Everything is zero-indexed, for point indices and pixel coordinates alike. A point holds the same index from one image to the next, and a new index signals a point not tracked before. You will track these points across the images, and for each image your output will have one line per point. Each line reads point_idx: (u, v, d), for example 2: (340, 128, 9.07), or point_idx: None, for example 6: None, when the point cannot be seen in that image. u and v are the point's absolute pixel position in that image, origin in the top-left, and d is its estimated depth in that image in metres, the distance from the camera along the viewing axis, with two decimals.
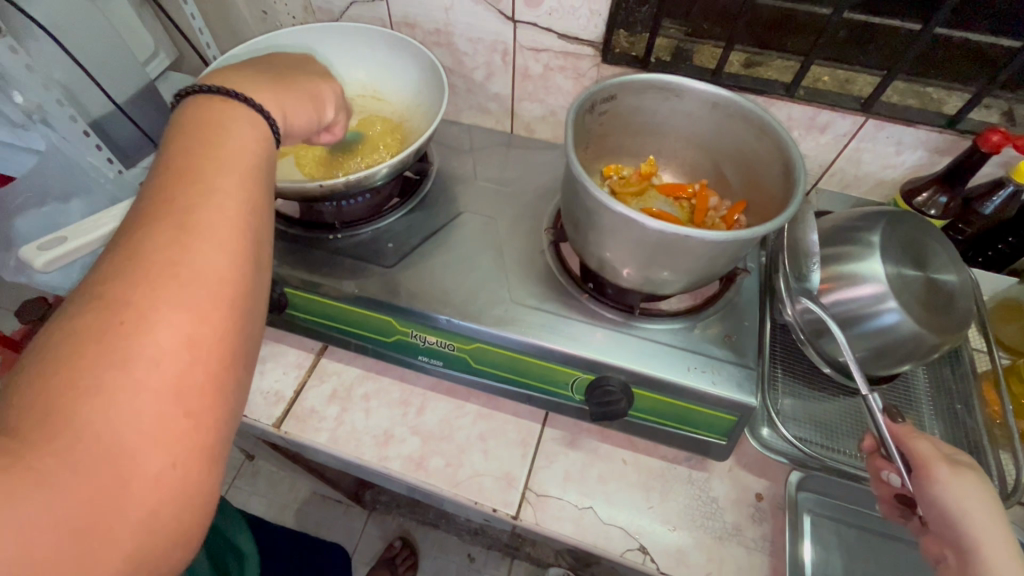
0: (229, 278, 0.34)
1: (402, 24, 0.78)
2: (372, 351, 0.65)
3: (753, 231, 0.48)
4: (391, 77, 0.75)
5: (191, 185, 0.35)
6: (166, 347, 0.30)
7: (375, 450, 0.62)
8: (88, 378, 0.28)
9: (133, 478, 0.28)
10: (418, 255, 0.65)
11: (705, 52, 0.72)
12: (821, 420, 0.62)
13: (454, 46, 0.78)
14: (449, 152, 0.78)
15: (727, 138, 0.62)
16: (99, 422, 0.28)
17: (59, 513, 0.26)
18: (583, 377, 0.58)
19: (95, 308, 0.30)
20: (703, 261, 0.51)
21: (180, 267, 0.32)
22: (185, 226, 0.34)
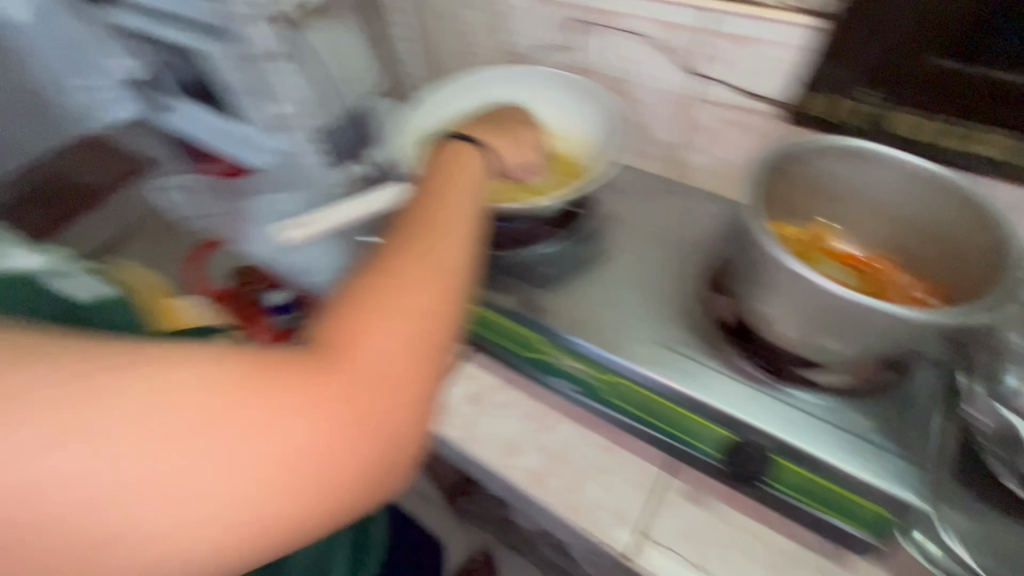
0: (455, 272, 0.44)
1: (585, 71, 0.85)
2: (512, 362, 0.70)
3: (949, 314, 0.44)
4: (565, 117, 0.81)
5: (441, 207, 0.50)
6: (420, 305, 0.40)
7: (501, 456, 0.65)
8: (371, 315, 0.39)
9: (383, 400, 0.37)
10: (570, 283, 0.69)
11: (905, 120, 0.65)
12: (1006, 551, 0.51)
13: (630, 94, 0.82)
14: (609, 190, 0.82)
15: (924, 213, 0.57)
16: (373, 354, 0.38)
17: (336, 410, 0.35)
18: (723, 434, 0.57)
19: (376, 272, 0.41)
20: (882, 338, 0.48)
21: (431, 253, 0.44)
22: (434, 230, 0.46)
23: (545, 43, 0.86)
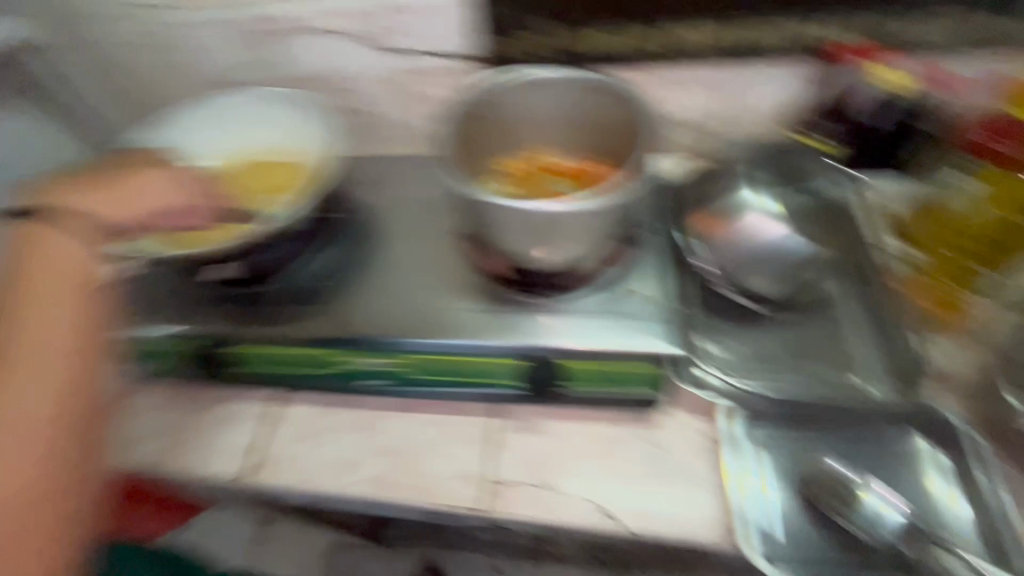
0: (71, 374, 0.50)
1: (296, 79, 0.83)
2: (321, 385, 0.69)
3: (617, 194, 0.56)
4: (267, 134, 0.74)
5: (34, 303, 0.52)
6: (14, 430, 0.47)
7: (342, 476, 0.64)
8: None
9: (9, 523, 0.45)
10: (356, 287, 0.70)
11: (561, 33, 0.73)
12: (749, 354, 0.67)
13: (347, 87, 0.83)
14: (365, 185, 0.83)
15: (591, 107, 0.65)
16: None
17: None
18: (516, 362, 0.63)
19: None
20: (586, 235, 0.60)
21: (33, 367, 0.49)
22: (34, 331, 0.51)
23: (238, 64, 0.81)
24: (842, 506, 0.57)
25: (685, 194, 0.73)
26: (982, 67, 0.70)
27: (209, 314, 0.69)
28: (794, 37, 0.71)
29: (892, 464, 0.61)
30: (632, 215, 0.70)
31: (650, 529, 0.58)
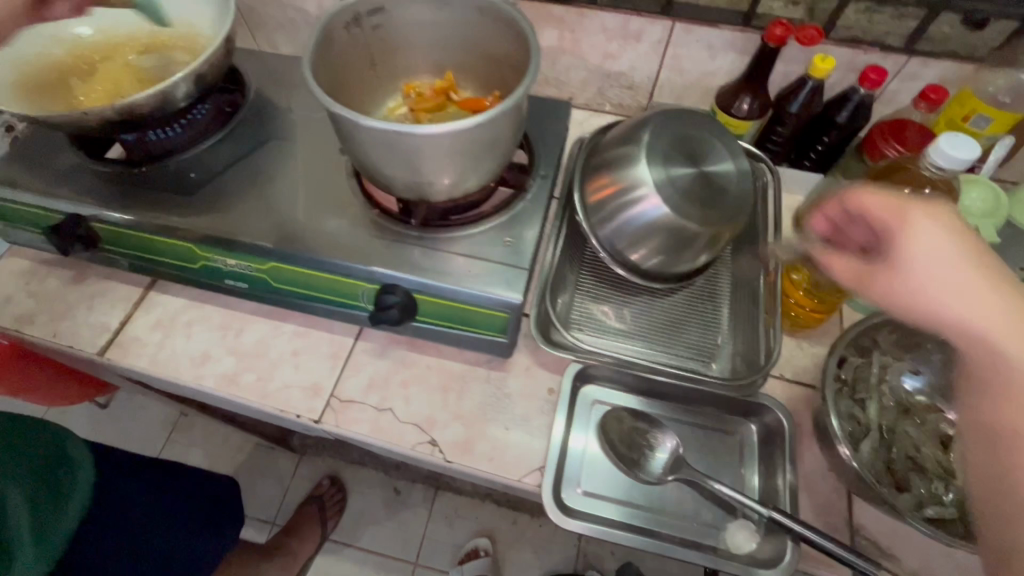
0: None
1: None
2: (187, 277, 0.68)
3: (469, 121, 0.50)
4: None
5: None
6: None
7: (191, 369, 0.65)
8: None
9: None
10: (222, 178, 0.67)
11: None
12: (612, 321, 0.69)
13: None
14: (271, 82, 0.78)
15: (484, 38, 0.62)
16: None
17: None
18: (373, 287, 0.61)
19: None
20: (435, 167, 0.55)
21: None
22: None
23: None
24: (640, 463, 0.59)
25: (591, 147, 0.71)
26: (923, 69, 0.67)
27: (61, 184, 0.66)
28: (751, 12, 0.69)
29: (721, 446, 0.62)
30: (530, 155, 0.69)
31: (471, 466, 0.60)
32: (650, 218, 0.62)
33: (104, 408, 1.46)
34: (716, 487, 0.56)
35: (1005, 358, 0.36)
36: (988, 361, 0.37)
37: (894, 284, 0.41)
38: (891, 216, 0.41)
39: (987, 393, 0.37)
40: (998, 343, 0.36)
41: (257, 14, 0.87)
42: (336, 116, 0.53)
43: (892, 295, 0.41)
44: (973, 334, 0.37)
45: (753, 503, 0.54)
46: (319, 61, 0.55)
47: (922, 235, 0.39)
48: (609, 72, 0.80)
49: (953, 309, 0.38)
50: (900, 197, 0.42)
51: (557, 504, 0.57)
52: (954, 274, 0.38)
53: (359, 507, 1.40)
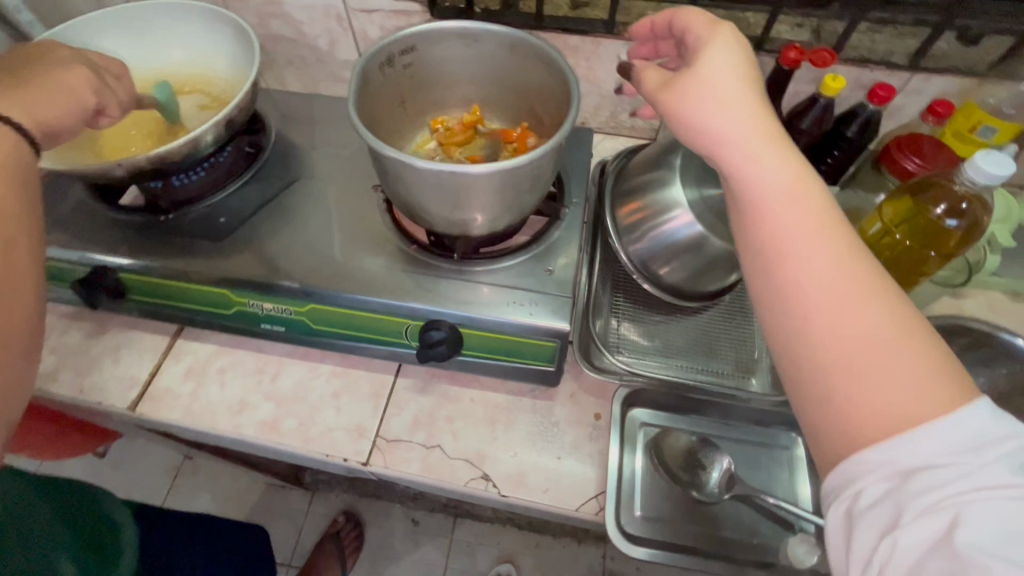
0: None
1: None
2: (217, 323, 0.67)
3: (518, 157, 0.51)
4: (202, 36, 0.73)
5: None
6: None
7: (229, 418, 0.64)
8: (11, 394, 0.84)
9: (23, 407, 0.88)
10: (252, 220, 0.66)
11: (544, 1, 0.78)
12: (649, 341, 0.70)
13: (288, 15, 0.81)
14: (289, 122, 0.78)
15: (514, 73, 0.63)
16: None
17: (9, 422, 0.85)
18: (417, 323, 0.61)
19: None
20: (480, 202, 0.55)
21: None
22: None
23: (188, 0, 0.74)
24: (697, 482, 0.59)
25: (617, 173, 0.73)
26: (927, 84, 0.70)
27: (86, 237, 0.64)
28: (762, 37, 0.72)
29: (770, 459, 0.63)
30: (560, 184, 0.70)
31: (526, 499, 0.59)
32: (686, 240, 0.63)
33: (103, 456, 1.40)
34: (772, 501, 0.57)
35: (748, 175, 0.39)
36: (759, 214, 0.39)
37: (682, 104, 0.42)
38: (703, 38, 0.43)
39: (751, 229, 0.39)
40: (764, 168, 0.39)
41: (267, 52, 0.87)
42: (382, 157, 0.53)
43: (679, 118, 0.42)
44: (733, 160, 0.40)
45: (811, 515, 0.55)
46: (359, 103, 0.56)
47: (716, 60, 0.41)
48: (623, 96, 0.82)
49: (720, 133, 0.40)
50: (713, 25, 0.44)
51: (618, 532, 0.57)
52: (734, 88, 0.40)
53: (377, 541, 1.36)
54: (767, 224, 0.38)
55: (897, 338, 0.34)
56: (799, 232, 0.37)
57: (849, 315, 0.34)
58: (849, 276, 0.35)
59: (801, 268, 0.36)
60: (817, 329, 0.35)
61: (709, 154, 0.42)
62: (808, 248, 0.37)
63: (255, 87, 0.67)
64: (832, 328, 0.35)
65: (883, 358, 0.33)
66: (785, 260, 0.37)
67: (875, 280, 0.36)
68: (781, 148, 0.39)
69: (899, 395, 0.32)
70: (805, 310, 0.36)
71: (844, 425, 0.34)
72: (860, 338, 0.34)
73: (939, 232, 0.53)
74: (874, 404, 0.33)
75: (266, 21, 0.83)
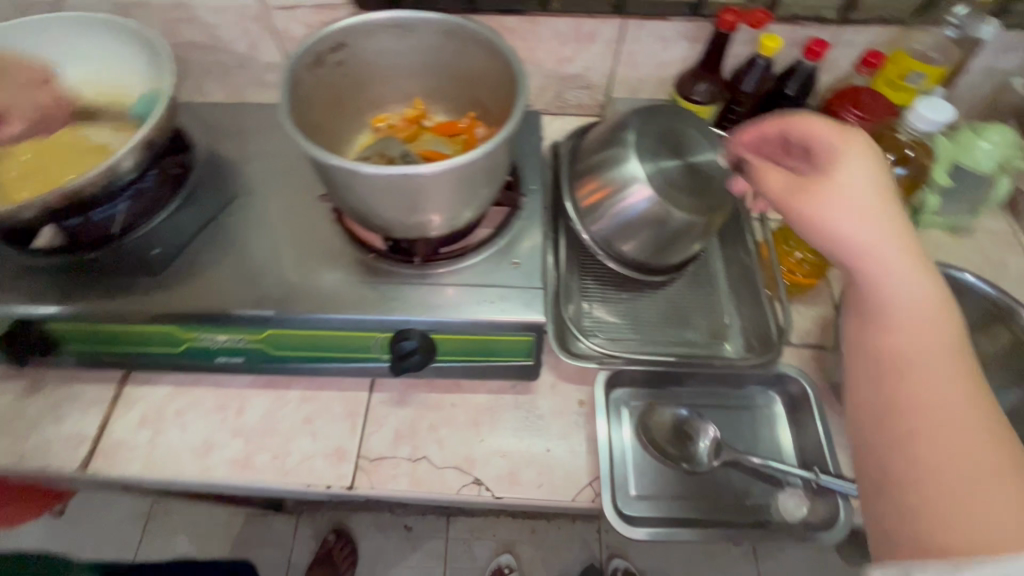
0: None
1: (134, 8, 0.73)
2: (167, 363, 0.62)
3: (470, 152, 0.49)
4: (107, 50, 0.66)
5: None
6: None
7: (195, 462, 0.59)
8: None
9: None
10: (191, 248, 0.61)
11: None
12: (622, 320, 0.69)
13: (200, 20, 0.75)
14: (217, 136, 0.73)
15: (455, 61, 0.60)
16: None
17: None
18: (385, 335, 0.58)
19: None
20: (436, 203, 0.52)
21: None
22: None
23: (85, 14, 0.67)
24: (684, 454, 0.60)
25: (572, 155, 0.71)
26: (857, 36, 0.72)
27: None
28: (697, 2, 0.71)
29: (751, 420, 0.64)
30: (514, 172, 0.68)
31: (522, 497, 0.58)
32: (648, 217, 0.63)
33: (62, 513, 1.31)
34: (760, 463, 0.58)
35: (881, 285, 0.39)
36: (882, 313, 0.39)
37: (808, 197, 0.43)
38: (836, 142, 0.44)
39: (869, 326, 0.40)
40: (902, 280, 0.39)
41: (181, 62, 0.80)
42: (325, 166, 0.49)
43: (805, 214, 0.42)
44: (858, 264, 0.40)
45: (797, 470, 0.57)
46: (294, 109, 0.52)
47: (848, 165, 0.42)
48: (566, 75, 0.81)
49: (852, 234, 0.40)
50: (849, 132, 0.45)
51: (617, 515, 0.57)
52: (870, 195, 0.41)
53: (372, 553, 1.33)
54: (892, 330, 0.39)
55: (1008, 474, 0.32)
56: (923, 350, 0.37)
57: (958, 434, 0.34)
58: (967, 408, 0.35)
59: (921, 379, 0.37)
60: (925, 434, 0.35)
61: (833, 256, 0.42)
62: (935, 369, 0.37)
63: (172, 102, 0.61)
64: (939, 439, 0.34)
65: (983, 486, 0.32)
66: (904, 370, 0.38)
67: (995, 423, 0.35)
68: (918, 262, 0.39)
69: (986, 526, 0.31)
70: (916, 417, 0.36)
71: (916, 529, 0.34)
72: (964, 459, 0.33)
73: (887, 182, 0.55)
74: (960, 523, 0.32)
75: (176, 28, 0.76)
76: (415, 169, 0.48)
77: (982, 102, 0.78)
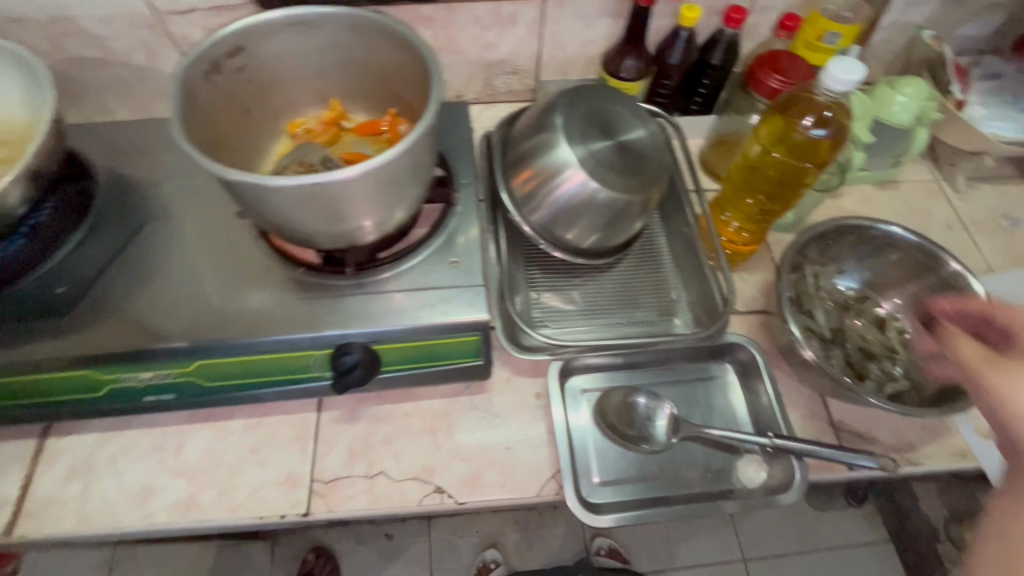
0: None
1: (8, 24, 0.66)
2: (89, 409, 0.57)
3: (385, 153, 0.46)
4: None
5: None
6: None
7: (134, 510, 0.55)
8: None
9: None
10: (100, 283, 0.56)
11: None
12: (570, 307, 0.69)
13: (85, 32, 0.68)
14: (122, 158, 0.67)
15: (367, 57, 0.57)
16: None
17: None
18: (325, 352, 0.55)
19: None
20: (358, 210, 0.50)
21: None
22: None
23: None
24: (642, 436, 0.60)
25: (503, 144, 0.69)
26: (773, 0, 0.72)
27: None
28: None
29: (706, 392, 0.65)
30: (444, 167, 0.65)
31: (485, 500, 0.57)
32: (584, 202, 0.62)
33: None
34: (717, 434, 0.59)
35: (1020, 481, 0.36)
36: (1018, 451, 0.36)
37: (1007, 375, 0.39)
38: None
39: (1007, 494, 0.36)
40: None
41: (72, 80, 0.73)
42: (230, 182, 0.46)
43: (992, 385, 0.39)
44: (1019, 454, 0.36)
45: (752, 437, 0.57)
46: (190, 122, 0.48)
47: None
48: (492, 61, 0.78)
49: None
50: None
51: (582, 505, 0.57)
52: None
53: (355, 567, 1.31)
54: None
55: None
56: None
57: None
58: None
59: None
60: None
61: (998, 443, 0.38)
62: None
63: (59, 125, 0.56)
64: None
65: None
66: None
67: None
68: None
69: None
70: None
71: None
72: None
73: (809, 142, 0.56)
74: None
75: (60, 43, 0.69)
76: (328, 177, 0.45)
77: (897, 56, 0.81)
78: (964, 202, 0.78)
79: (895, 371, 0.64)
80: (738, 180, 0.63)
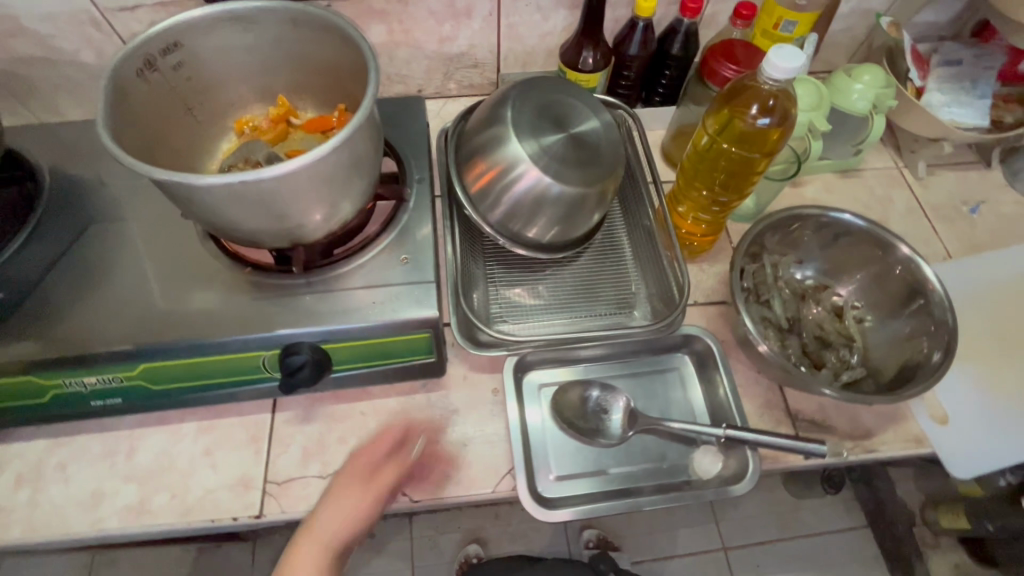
0: None
1: None
2: (36, 416, 0.56)
3: (318, 150, 0.45)
4: None
5: None
6: None
7: (83, 517, 0.55)
8: None
9: None
10: (42, 287, 0.55)
11: None
12: (530, 302, 0.68)
13: (28, 30, 0.67)
14: (68, 159, 0.66)
15: (311, 52, 0.56)
16: None
17: None
18: (273, 352, 0.55)
19: None
20: (297, 208, 0.49)
21: None
22: None
23: None
24: (597, 429, 0.60)
25: (459, 138, 0.69)
26: None
27: None
28: None
29: (664, 384, 0.65)
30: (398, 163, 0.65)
31: (440, 497, 0.57)
32: (536, 195, 0.61)
33: None
34: (673, 426, 0.59)
35: None
36: None
37: None
38: None
39: None
40: None
41: (18, 80, 0.72)
42: (160, 182, 0.45)
43: None
44: None
45: (706, 428, 0.57)
46: (120, 122, 0.47)
47: None
48: (450, 55, 0.77)
49: None
50: None
51: (536, 501, 0.57)
52: None
53: None
54: None
55: None
56: None
57: None
58: None
59: None
60: None
61: None
62: None
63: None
64: None
65: None
66: None
67: None
68: None
69: None
70: None
71: None
72: None
73: (755, 132, 0.56)
74: None
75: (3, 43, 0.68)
76: (260, 175, 0.44)
77: (856, 43, 0.81)
78: (924, 189, 0.78)
79: (851, 359, 0.64)
80: (691, 172, 0.63)
